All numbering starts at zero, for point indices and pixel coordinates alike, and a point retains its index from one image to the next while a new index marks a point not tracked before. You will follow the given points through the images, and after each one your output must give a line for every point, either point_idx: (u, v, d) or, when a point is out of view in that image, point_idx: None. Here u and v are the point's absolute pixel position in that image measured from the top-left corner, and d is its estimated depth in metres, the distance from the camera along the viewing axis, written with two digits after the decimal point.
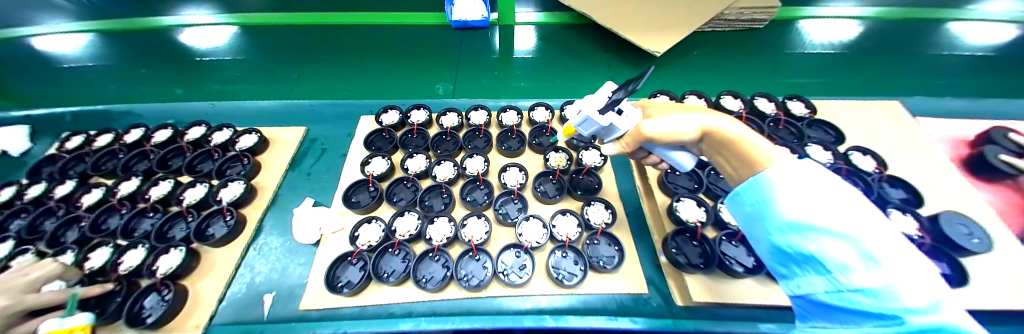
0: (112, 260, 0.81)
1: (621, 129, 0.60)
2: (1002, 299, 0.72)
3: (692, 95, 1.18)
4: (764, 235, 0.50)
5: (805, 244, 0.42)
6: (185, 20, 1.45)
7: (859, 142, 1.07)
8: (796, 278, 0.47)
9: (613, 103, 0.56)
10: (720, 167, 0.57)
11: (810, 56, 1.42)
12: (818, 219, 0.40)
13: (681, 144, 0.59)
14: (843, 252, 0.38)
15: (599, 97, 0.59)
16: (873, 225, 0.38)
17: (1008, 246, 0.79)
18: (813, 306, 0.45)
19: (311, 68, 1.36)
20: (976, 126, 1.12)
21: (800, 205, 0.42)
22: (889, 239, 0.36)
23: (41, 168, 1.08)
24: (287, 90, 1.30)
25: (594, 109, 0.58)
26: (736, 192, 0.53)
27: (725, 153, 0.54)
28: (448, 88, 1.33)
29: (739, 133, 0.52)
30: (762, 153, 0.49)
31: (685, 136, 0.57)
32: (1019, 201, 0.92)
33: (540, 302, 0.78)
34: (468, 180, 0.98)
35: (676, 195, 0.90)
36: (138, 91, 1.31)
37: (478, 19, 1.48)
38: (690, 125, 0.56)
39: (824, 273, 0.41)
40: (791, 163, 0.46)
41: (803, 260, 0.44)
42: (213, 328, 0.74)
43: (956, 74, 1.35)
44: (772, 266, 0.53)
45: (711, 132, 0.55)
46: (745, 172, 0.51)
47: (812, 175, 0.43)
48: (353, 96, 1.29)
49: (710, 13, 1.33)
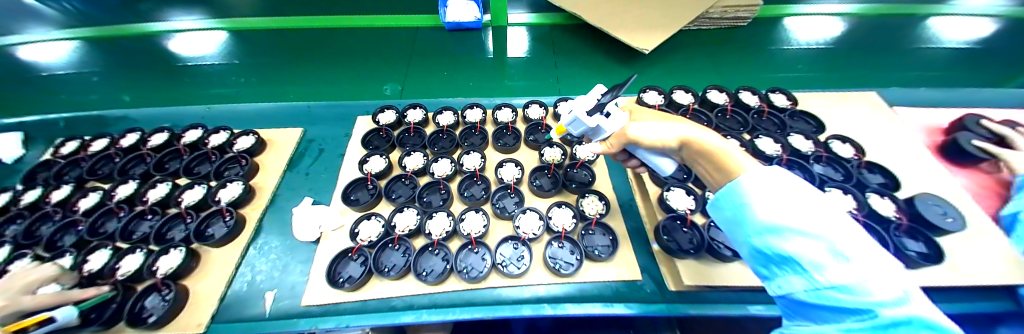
0: (110, 265, 0.80)
1: (607, 130, 0.62)
2: (977, 276, 0.76)
3: (680, 89, 1.21)
4: (742, 238, 0.49)
5: (782, 246, 0.42)
6: (175, 25, 1.46)
7: (840, 130, 1.12)
8: (777, 278, 0.46)
9: (600, 106, 0.59)
10: (701, 176, 0.55)
11: (794, 52, 1.47)
12: (794, 222, 0.40)
13: (663, 150, 0.60)
14: (817, 252, 0.39)
15: (590, 98, 0.63)
16: (839, 223, 0.39)
17: (981, 226, 0.84)
18: (795, 305, 0.45)
19: (279, 72, 1.38)
20: (950, 115, 1.18)
21: (776, 208, 0.42)
22: (853, 235, 0.38)
23: (37, 173, 1.07)
24: (238, 92, 1.31)
25: (583, 110, 0.61)
26: (715, 199, 0.52)
27: (704, 162, 0.53)
28: (396, 89, 1.34)
29: (715, 143, 0.51)
30: (738, 162, 0.48)
31: (664, 143, 0.57)
32: (990, 183, 0.96)
33: (538, 291, 0.80)
34: (465, 176, 1.01)
35: (666, 185, 0.94)
36: (86, 100, 1.29)
37: (472, 21, 1.51)
38: (669, 134, 0.56)
39: (802, 272, 0.41)
40: (764, 171, 0.46)
41: (781, 261, 0.43)
42: (213, 327, 0.75)
43: (932, 67, 1.43)
44: (753, 266, 0.52)
45: (689, 142, 0.54)
46: (721, 181, 0.51)
47: (778, 179, 0.44)
48: (296, 98, 1.30)
49: (696, 10, 1.38)
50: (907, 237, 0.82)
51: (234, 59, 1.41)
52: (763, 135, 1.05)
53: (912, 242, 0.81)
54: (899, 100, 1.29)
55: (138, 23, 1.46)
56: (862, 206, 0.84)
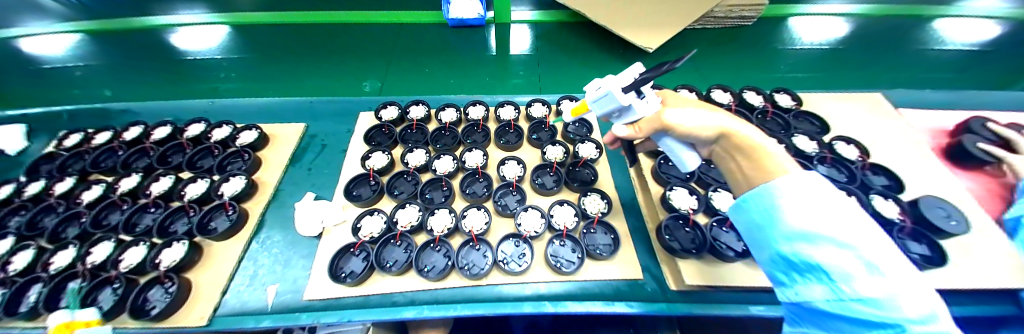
0: (112, 257, 0.81)
1: (639, 112, 0.57)
2: (982, 279, 0.75)
3: (684, 89, 1.20)
4: (766, 242, 0.49)
5: (811, 254, 0.42)
6: (177, 19, 1.44)
7: (845, 132, 1.11)
8: (795, 285, 0.46)
9: (638, 83, 0.55)
10: (731, 172, 0.54)
11: (797, 53, 1.45)
12: (830, 230, 0.40)
13: (695, 140, 0.56)
14: (849, 263, 0.39)
15: (624, 77, 0.58)
16: (872, 237, 0.39)
17: (987, 230, 0.83)
18: (805, 312, 0.46)
19: (270, 63, 1.38)
20: (956, 117, 1.17)
21: (810, 215, 0.42)
22: (882, 248, 0.38)
23: (40, 166, 1.07)
24: (216, 90, 1.32)
25: (618, 87, 0.57)
26: (743, 199, 0.51)
27: (740, 158, 0.51)
28: (376, 85, 1.34)
29: (759, 140, 0.49)
30: (779, 164, 0.47)
31: (703, 132, 0.53)
32: (996, 187, 0.96)
33: (540, 288, 0.80)
34: (467, 173, 1.01)
35: (669, 184, 0.93)
36: (57, 97, 1.29)
37: (474, 18, 1.47)
38: (710, 122, 0.53)
39: (826, 282, 0.42)
40: (805, 175, 0.45)
41: (806, 268, 0.44)
42: (217, 320, 0.75)
43: (941, 69, 1.41)
44: (767, 270, 0.52)
45: (728, 134, 0.51)
46: (756, 179, 0.49)
47: (820, 187, 0.43)
48: (280, 95, 1.31)
49: (703, 8, 1.34)
50: (910, 239, 0.82)
51: (235, 53, 1.40)
52: (768, 135, 1.04)
53: (915, 244, 0.81)
54: (899, 102, 1.29)
55: (137, 17, 1.43)
56: (864, 207, 0.84)
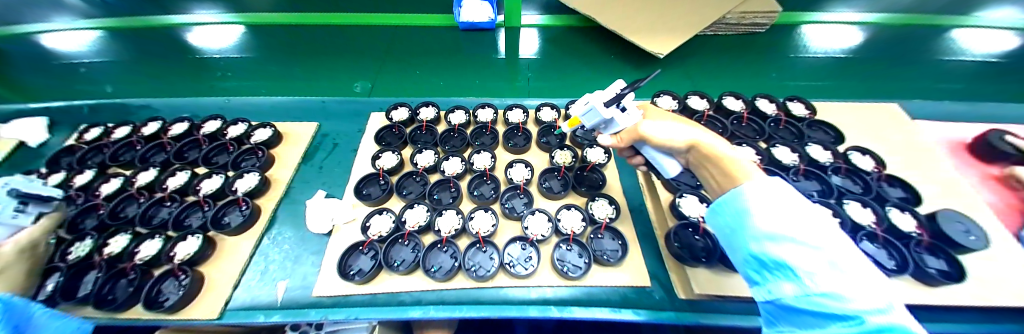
0: (130, 249, 0.83)
1: (620, 124, 0.64)
2: (1000, 296, 0.73)
3: (695, 95, 1.19)
4: (739, 243, 0.49)
5: (776, 252, 0.42)
6: (194, 18, 1.46)
7: (859, 142, 1.09)
8: (767, 283, 0.45)
9: (618, 97, 0.63)
10: (704, 180, 0.57)
11: (810, 61, 1.43)
12: (791, 230, 0.40)
13: (670, 150, 0.61)
14: (808, 259, 0.38)
15: (607, 92, 0.64)
16: (832, 238, 0.39)
17: (1008, 246, 0.81)
18: (780, 310, 0.44)
19: (281, 66, 1.40)
20: (974, 130, 1.14)
21: (775, 217, 0.42)
22: (838, 246, 0.39)
23: (60, 158, 1.11)
24: (207, 88, 1.34)
25: (601, 101, 0.63)
26: (717, 203, 0.52)
27: (709, 166, 0.54)
28: (367, 87, 1.36)
29: (724, 151, 0.52)
30: (745, 170, 0.48)
31: (674, 144, 0.59)
32: (1017, 203, 0.93)
33: (546, 292, 0.79)
34: (474, 175, 1.02)
35: (678, 192, 0.93)
36: (67, 92, 1.32)
37: (484, 21, 1.45)
38: (681, 135, 0.58)
39: (793, 278, 0.40)
40: (768, 181, 0.46)
41: (775, 267, 0.42)
42: (226, 314, 0.77)
43: (962, 79, 1.37)
44: (744, 272, 0.51)
45: (697, 146, 0.55)
46: (724, 186, 0.51)
47: (781, 192, 0.44)
48: (264, 93, 1.33)
49: (715, 14, 1.32)
50: (926, 253, 0.80)
51: (248, 53, 1.43)
52: (780, 144, 1.04)
53: (932, 258, 0.79)
54: (913, 114, 1.27)
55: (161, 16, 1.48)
56: (881, 220, 0.83)
